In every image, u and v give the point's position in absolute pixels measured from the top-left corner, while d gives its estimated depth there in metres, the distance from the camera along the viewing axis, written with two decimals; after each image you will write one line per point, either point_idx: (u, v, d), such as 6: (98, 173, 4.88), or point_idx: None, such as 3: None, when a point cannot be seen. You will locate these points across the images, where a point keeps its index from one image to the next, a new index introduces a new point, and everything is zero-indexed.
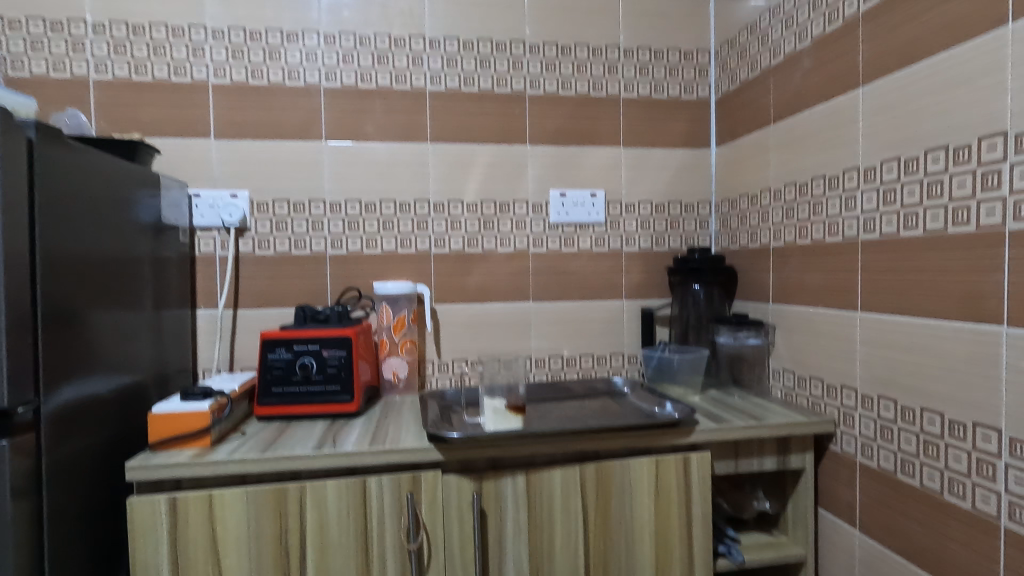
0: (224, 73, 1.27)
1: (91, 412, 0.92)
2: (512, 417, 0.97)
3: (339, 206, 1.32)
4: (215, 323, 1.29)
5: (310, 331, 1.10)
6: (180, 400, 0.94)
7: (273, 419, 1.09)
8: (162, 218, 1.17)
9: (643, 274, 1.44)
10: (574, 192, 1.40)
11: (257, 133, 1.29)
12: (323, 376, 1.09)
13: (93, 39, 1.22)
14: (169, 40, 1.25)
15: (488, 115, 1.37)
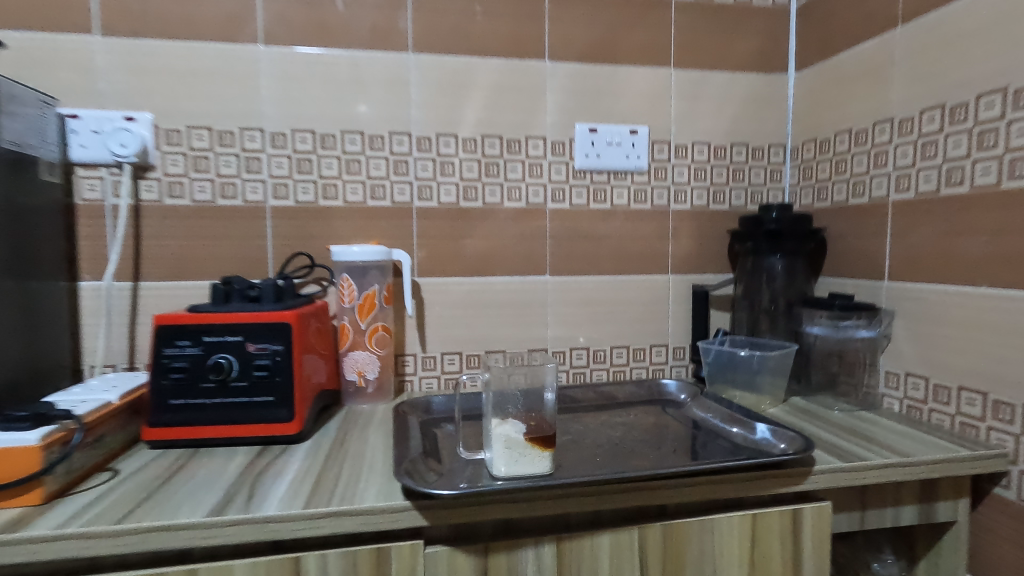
0: None
1: None
2: (535, 455, 0.61)
3: (284, 138, 0.94)
4: (106, 300, 0.91)
5: (229, 315, 0.74)
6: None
7: (172, 445, 0.73)
8: (23, 146, 0.79)
9: (696, 241, 1.08)
10: (609, 127, 1.04)
11: (162, 28, 0.90)
12: (247, 382, 0.73)
13: None
14: None
15: (492, 15, 0.98)
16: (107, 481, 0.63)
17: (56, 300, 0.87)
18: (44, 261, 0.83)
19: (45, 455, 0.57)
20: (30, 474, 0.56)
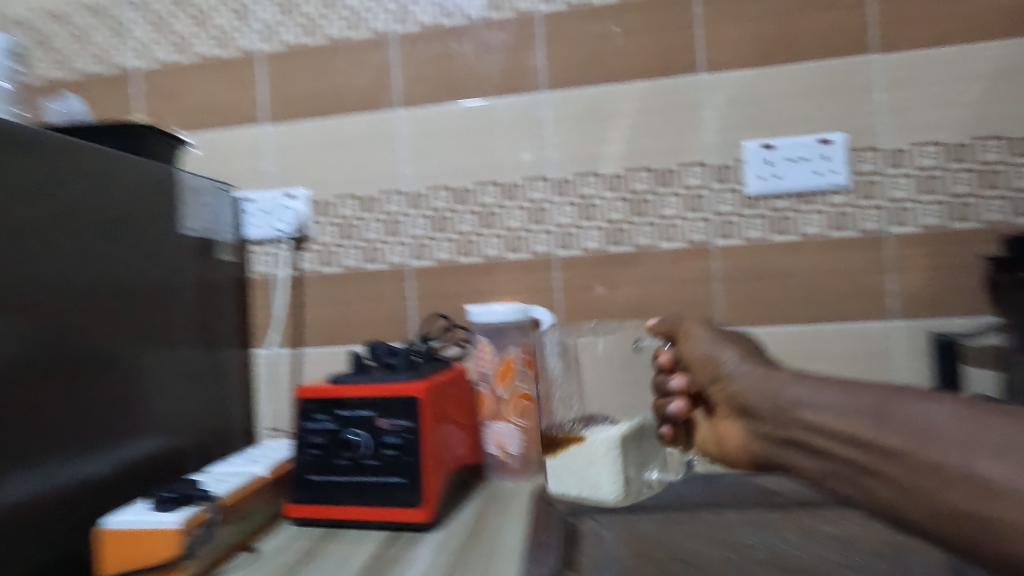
0: (276, 36, 0.96)
1: (40, 514, 0.60)
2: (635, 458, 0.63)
3: (423, 198, 0.93)
4: (275, 366, 0.98)
5: (360, 388, 0.70)
6: (148, 507, 0.59)
7: (310, 525, 0.70)
8: (206, 232, 0.88)
9: (930, 274, 0.80)
10: (788, 140, 0.83)
11: (314, 107, 0.95)
12: (378, 462, 0.68)
13: (137, 21, 1.00)
14: (214, 7, 0.98)
15: (633, 34, 0.87)
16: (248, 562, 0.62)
17: (238, 368, 0.94)
18: (221, 331, 0.91)
19: (186, 538, 0.57)
20: (172, 558, 0.56)
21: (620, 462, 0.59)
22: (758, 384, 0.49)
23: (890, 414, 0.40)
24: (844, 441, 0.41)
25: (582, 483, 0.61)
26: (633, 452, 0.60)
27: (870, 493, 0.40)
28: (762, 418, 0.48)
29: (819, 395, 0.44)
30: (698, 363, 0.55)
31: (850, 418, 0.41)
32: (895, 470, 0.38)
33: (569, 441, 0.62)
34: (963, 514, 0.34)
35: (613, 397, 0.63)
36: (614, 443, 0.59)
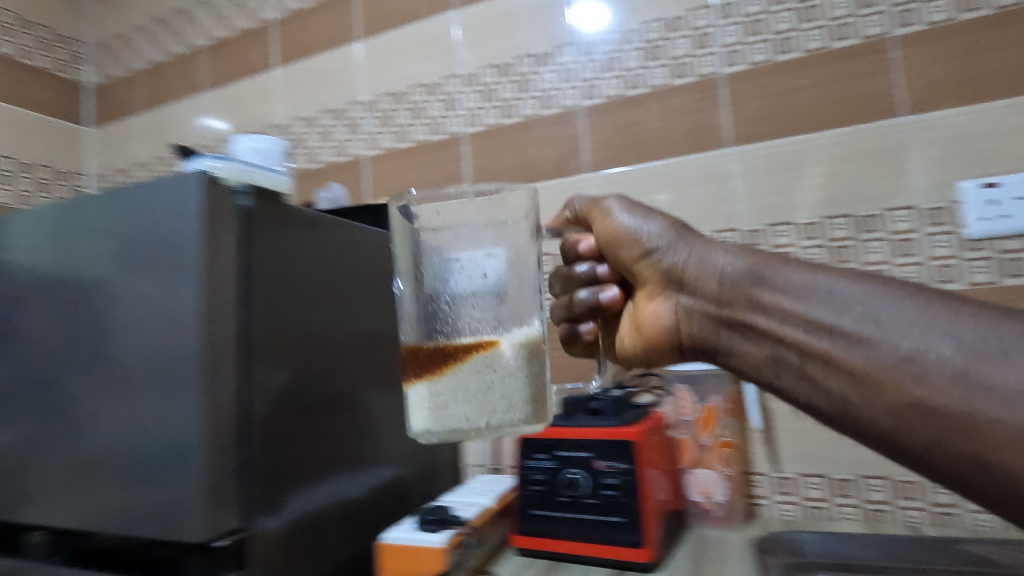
0: (478, 118, 1.12)
1: (327, 525, 0.74)
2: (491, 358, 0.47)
3: None
4: None
5: (577, 430, 0.77)
6: (414, 527, 0.71)
7: (534, 556, 0.77)
8: None
9: None
10: (1015, 177, 0.78)
11: (511, 177, 1.08)
12: (598, 500, 0.74)
13: (367, 117, 1.23)
14: (427, 99, 1.17)
15: (822, 85, 0.88)
16: None
17: None
18: None
19: (447, 557, 0.67)
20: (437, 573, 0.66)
21: (524, 372, 0.47)
22: (743, 274, 0.55)
23: (845, 303, 0.49)
24: (811, 326, 0.50)
25: (483, 404, 0.46)
26: (536, 366, 0.49)
27: (819, 381, 0.49)
28: (728, 296, 0.56)
29: (818, 277, 0.51)
30: (625, 239, 0.60)
31: (838, 311, 0.49)
32: (859, 361, 0.46)
33: (471, 352, 0.46)
34: (927, 406, 0.43)
35: (500, 286, 0.48)
36: (517, 348, 0.47)
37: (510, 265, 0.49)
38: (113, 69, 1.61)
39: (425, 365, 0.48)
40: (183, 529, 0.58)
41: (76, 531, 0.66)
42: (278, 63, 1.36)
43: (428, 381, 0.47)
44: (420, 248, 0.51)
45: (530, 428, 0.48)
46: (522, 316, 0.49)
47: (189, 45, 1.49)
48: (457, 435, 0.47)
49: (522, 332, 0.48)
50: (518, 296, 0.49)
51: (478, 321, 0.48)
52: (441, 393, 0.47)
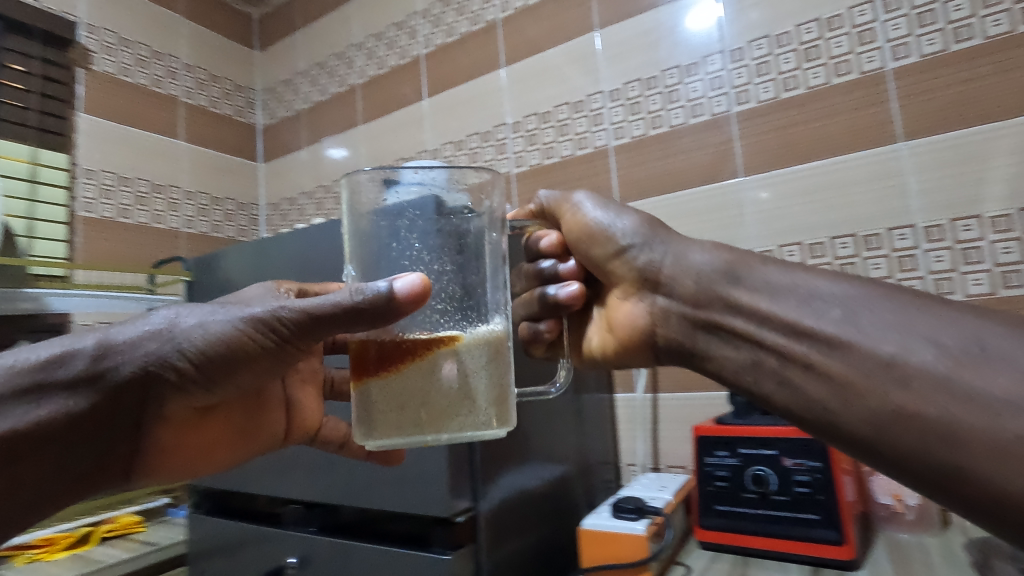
0: (624, 131, 1.18)
1: (525, 511, 0.82)
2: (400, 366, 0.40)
3: (772, 254, 1.00)
4: (635, 409, 1.13)
5: (760, 427, 0.78)
6: (612, 515, 0.77)
7: (720, 549, 0.80)
8: None
9: None
10: None
11: (661, 185, 1.12)
12: (789, 497, 0.75)
13: (513, 137, 1.33)
14: (572, 117, 1.25)
15: (1008, 71, 0.85)
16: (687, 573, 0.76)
17: (605, 409, 1.12)
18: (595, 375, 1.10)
19: (648, 544, 0.73)
20: (641, 559, 0.72)
21: (484, 373, 0.42)
22: (719, 273, 0.56)
23: (824, 302, 0.49)
24: (793, 329, 0.49)
25: (405, 415, 0.40)
26: (492, 363, 0.42)
27: (794, 386, 0.48)
28: (704, 296, 0.57)
29: (796, 278, 0.51)
30: (602, 236, 0.63)
31: (818, 317, 0.48)
32: (840, 367, 0.45)
33: (431, 349, 0.40)
34: (907, 414, 0.41)
35: (468, 280, 0.44)
36: (482, 343, 0.42)
37: (487, 262, 0.45)
38: (279, 110, 1.84)
39: (375, 365, 0.41)
40: (431, 501, 0.70)
41: (332, 505, 0.80)
42: (428, 95, 1.50)
43: (385, 380, 0.40)
44: (390, 242, 0.45)
45: (493, 433, 0.42)
46: (489, 309, 0.44)
47: (346, 85, 1.68)
48: (408, 442, 0.40)
49: (482, 328, 0.43)
50: (479, 288, 0.44)
51: (442, 317, 0.43)
52: (377, 399, 0.40)
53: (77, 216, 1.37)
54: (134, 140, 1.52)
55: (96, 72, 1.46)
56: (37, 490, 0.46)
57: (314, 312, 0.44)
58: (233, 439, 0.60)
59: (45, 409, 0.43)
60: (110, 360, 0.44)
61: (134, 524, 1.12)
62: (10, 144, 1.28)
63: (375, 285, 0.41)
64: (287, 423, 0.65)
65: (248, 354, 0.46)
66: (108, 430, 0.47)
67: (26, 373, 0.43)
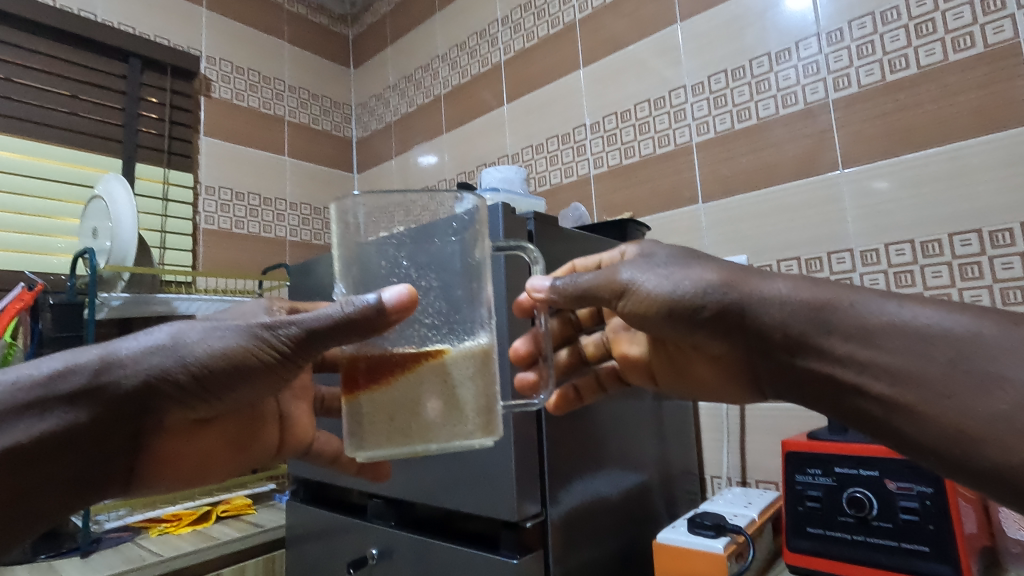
0: (707, 126, 1.12)
1: (597, 520, 0.81)
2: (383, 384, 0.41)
3: (876, 253, 0.91)
4: (721, 418, 1.07)
5: (858, 445, 0.72)
6: (689, 531, 0.74)
7: None
8: None
9: None
10: None
11: (749, 182, 1.06)
12: (893, 524, 0.68)
13: (592, 138, 1.32)
14: (652, 114, 1.21)
15: None
16: None
17: (687, 417, 1.07)
18: None
19: (728, 563, 0.69)
20: None
21: (470, 385, 0.41)
22: (806, 314, 0.47)
23: (933, 343, 0.42)
24: (894, 379, 0.43)
25: (392, 428, 0.40)
26: (479, 374, 0.42)
27: (905, 436, 0.43)
28: (788, 340, 0.47)
29: (901, 313, 0.44)
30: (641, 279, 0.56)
31: (921, 361, 0.42)
32: (966, 421, 0.40)
33: (420, 362, 0.41)
34: None
35: (456, 297, 0.43)
36: (468, 356, 0.42)
37: (474, 281, 0.45)
38: (371, 123, 1.95)
39: (364, 379, 0.42)
40: (501, 505, 0.70)
41: (409, 501, 0.83)
42: (508, 100, 1.52)
43: (374, 394, 0.41)
44: (379, 261, 0.44)
45: (478, 443, 0.42)
46: (476, 323, 0.43)
47: (431, 95, 1.75)
48: (397, 454, 0.41)
49: (470, 342, 0.42)
50: (466, 304, 0.43)
51: (430, 331, 0.43)
52: (367, 412, 0.41)
53: (200, 228, 1.54)
54: (247, 157, 1.68)
55: (215, 99, 1.64)
56: (44, 494, 0.45)
57: (313, 325, 0.43)
58: (227, 454, 0.58)
59: (49, 422, 0.42)
60: (111, 374, 0.43)
61: (246, 506, 1.24)
62: (148, 166, 1.47)
63: (365, 297, 0.41)
64: (283, 437, 0.62)
65: (247, 369, 0.44)
66: (114, 442, 0.46)
67: (30, 387, 0.42)
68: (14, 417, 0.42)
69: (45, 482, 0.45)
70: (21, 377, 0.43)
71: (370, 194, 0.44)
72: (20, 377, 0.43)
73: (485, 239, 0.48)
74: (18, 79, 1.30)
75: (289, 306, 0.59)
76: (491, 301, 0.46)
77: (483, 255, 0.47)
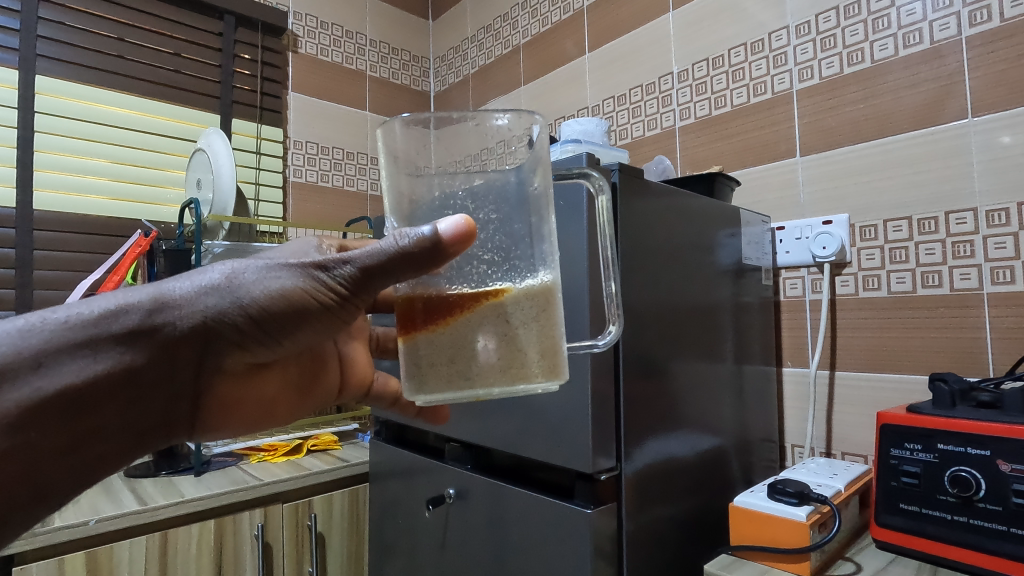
0: (811, 72, 1.03)
1: (671, 478, 0.80)
2: (440, 326, 0.40)
3: (1005, 214, 0.81)
4: (807, 386, 1.02)
5: (968, 421, 0.65)
6: (769, 497, 0.72)
7: (902, 553, 0.71)
8: (743, 258, 0.98)
9: None
10: None
11: (856, 133, 0.97)
12: (1003, 509, 0.62)
13: (679, 88, 1.24)
14: (748, 60, 1.12)
15: None
16: (854, 570, 0.69)
17: (770, 383, 1.03)
18: (760, 346, 1.01)
19: (811, 533, 0.67)
20: (800, 547, 0.66)
21: (532, 326, 0.40)
22: None
23: None
24: None
25: (451, 370, 0.40)
26: (542, 316, 0.40)
27: None
28: None
29: None
30: None
31: None
32: None
33: (478, 302, 0.40)
34: None
35: (514, 230, 0.41)
36: (530, 296, 0.40)
37: (534, 211, 0.43)
38: (450, 77, 1.94)
39: (421, 319, 0.40)
40: (575, 456, 0.71)
41: (484, 447, 0.86)
42: (591, 49, 1.46)
43: (432, 335, 0.40)
44: (434, 192, 0.43)
45: (542, 387, 0.41)
46: (537, 260, 0.41)
47: (510, 46, 1.71)
48: (458, 397, 0.41)
49: (530, 281, 0.41)
50: (526, 238, 0.42)
51: (488, 269, 0.41)
52: (426, 354, 0.40)
53: (289, 181, 1.62)
54: (331, 113, 1.73)
55: (302, 55, 1.68)
56: (110, 443, 0.44)
57: (367, 263, 0.41)
58: (290, 396, 0.60)
59: (103, 363, 0.40)
60: (166, 314, 0.41)
61: (333, 442, 1.33)
62: (242, 122, 1.55)
63: (419, 229, 0.39)
64: (342, 378, 0.65)
65: (306, 312, 0.43)
66: (171, 383, 0.45)
67: (81, 327, 0.40)
68: (65, 356, 0.40)
69: (101, 429, 0.43)
70: (71, 317, 0.40)
71: (424, 115, 0.44)
72: (70, 316, 0.40)
73: (550, 170, 0.45)
74: (129, 39, 1.40)
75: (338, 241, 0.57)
76: (555, 236, 0.44)
77: (545, 186, 0.44)
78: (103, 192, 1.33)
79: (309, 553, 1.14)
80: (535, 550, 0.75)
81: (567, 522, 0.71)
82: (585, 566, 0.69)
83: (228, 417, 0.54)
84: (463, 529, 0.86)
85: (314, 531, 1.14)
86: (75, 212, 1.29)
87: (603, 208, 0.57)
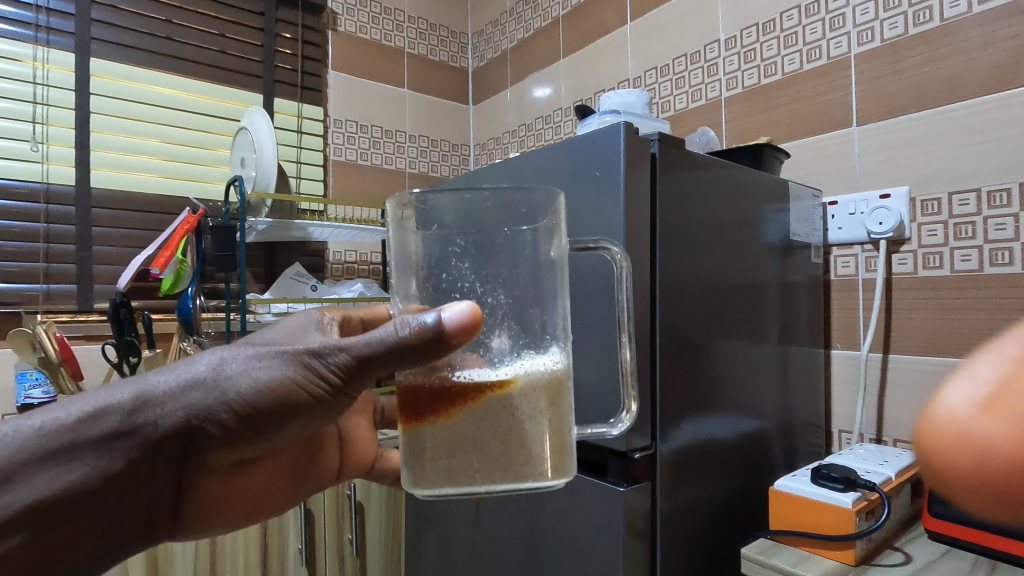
0: (872, 34, 0.96)
1: (709, 462, 0.78)
2: (441, 420, 0.40)
3: None
4: (859, 368, 0.97)
5: None
6: (812, 482, 0.70)
7: (955, 544, 0.67)
8: (791, 234, 0.94)
9: None
10: None
11: (920, 99, 0.90)
12: None
13: (725, 56, 1.18)
14: (802, 23, 1.05)
15: None
16: (900, 560, 0.66)
17: (817, 366, 0.99)
18: (807, 326, 0.97)
19: (856, 521, 0.64)
20: (844, 534, 0.63)
21: (539, 420, 0.40)
22: None
23: None
24: None
25: (455, 464, 0.40)
26: (549, 408, 0.40)
27: None
28: None
29: None
30: None
31: None
32: None
33: (485, 391, 0.39)
34: None
35: (525, 311, 0.42)
36: (539, 386, 0.40)
37: (545, 286, 0.43)
38: (488, 52, 1.91)
39: (424, 409, 0.41)
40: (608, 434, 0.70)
41: None
42: (633, 17, 1.40)
43: (436, 424, 0.40)
44: (440, 272, 0.43)
45: (550, 484, 0.41)
46: (546, 341, 0.42)
47: (549, 18, 1.67)
48: (461, 493, 0.41)
49: (541, 361, 0.41)
50: (536, 317, 0.42)
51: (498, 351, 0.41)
52: (429, 447, 0.40)
53: (330, 159, 1.65)
54: (369, 91, 1.74)
55: (342, 32, 1.69)
56: (80, 555, 0.42)
57: (362, 353, 0.40)
58: (283, 482, 0.61)
59: (77, 471, 0.40)
60: (148, 413, 0.41)
61: None
62: (283, 101, 1.58)
63: (422, 317, 0.39)
64: (342, 459, 0.65)
65: (296, 404, 0.42)
66: (154, 480, 0.44)
67: (57, 434, 0.40)
68: (39, 466, 0.39)
69: (78, 536, 0.42)
70: (47, 422, 0.40)
71: (434, 193, 0.43)
72: (46, 422, 0.40)
73: (564, 233, 0.45)
74: (176, 20, 1.43)
75: (339, 312, 0.59)
76: (568, 307, 0.44)
77: (559, 253, 0.44)
78: (155, 171, 1.39)
79: (349, 521, 1.17)
80: (568, 528, 0.74)
81: (600, 501, 0.71)
82: (619, 544, 0.68)
83: (208, 512, 0.53)
84: (497, 503, 0.87)
85: (354, 501, 1.17)
86: (129, 190, 1.35)
87: (621, 278, 0.58)
